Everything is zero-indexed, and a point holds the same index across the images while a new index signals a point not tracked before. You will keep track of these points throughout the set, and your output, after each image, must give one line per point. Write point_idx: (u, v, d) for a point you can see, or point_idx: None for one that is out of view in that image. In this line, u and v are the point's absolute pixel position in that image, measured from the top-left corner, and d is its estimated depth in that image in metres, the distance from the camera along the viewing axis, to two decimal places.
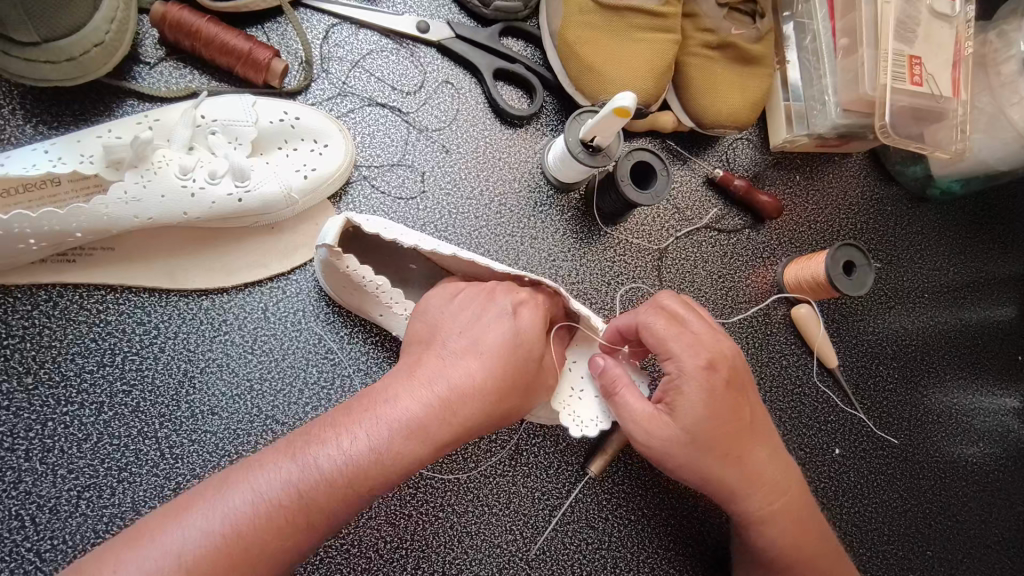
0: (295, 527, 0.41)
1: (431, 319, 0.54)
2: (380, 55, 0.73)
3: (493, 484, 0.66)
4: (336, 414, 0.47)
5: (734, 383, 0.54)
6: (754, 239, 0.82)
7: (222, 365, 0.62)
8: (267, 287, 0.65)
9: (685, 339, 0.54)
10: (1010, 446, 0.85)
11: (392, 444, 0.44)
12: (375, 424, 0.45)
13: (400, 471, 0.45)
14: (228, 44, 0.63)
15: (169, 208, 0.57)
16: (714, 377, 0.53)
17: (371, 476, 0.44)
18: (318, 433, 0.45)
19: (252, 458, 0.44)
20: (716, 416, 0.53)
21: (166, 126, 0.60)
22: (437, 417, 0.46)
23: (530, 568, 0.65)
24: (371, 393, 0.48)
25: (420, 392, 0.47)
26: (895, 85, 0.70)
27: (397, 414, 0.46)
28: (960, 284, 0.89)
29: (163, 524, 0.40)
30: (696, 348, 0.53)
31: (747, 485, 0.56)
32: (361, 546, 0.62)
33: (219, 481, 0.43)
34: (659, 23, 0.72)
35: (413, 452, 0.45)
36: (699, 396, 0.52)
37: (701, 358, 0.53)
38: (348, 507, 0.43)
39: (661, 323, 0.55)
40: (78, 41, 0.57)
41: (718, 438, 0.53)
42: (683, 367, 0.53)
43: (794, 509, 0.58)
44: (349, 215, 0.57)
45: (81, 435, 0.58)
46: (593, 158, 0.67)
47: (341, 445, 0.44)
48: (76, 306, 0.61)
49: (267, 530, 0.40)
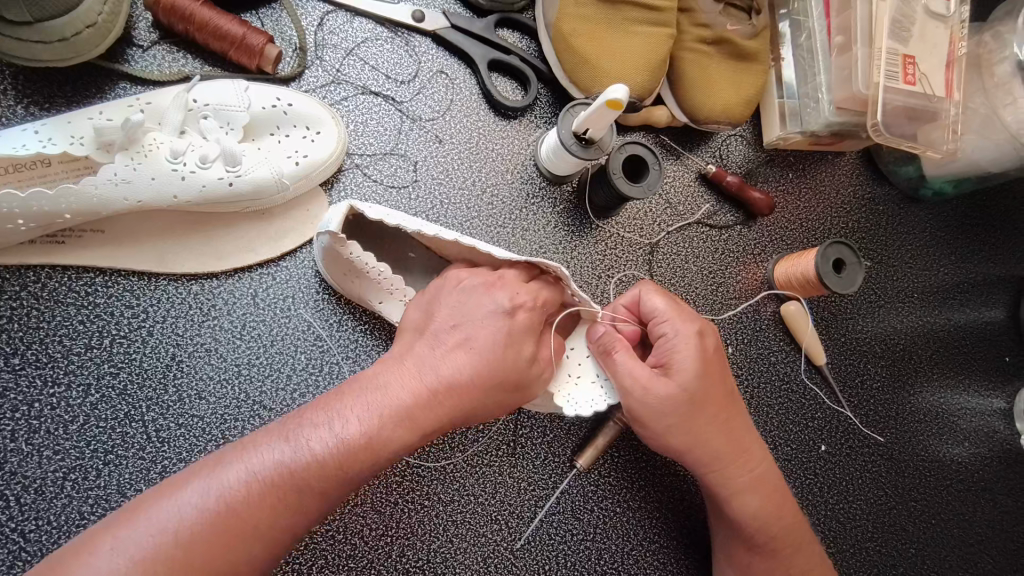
0: (288, 507, 0.42)
1: (427, 307, 0.53)
2: (376, 43, 0.73)
3: (479, 473, 0.66)
4: (328, 398, 0.47)
5: (721, 359, 0.59)
6: (746, 235, 0.82)
7: (210, 349, 0.62)
8: (257, 273, 0.65)
9: (683, 311, 0.58)
10: (996, 446, 0.85)
11: (383, 427, 0.45)
12: (365, 410, 0.45)
13: (388, 456, 0.45)
14: (222, 28, 0.63)
15: (159, 191, 0.57)
16: (706, 346, 0.57)
17: (364, 458, 0.44)
18: (311, 417, 0.45)
19: (245, 439, 0.45)
20: (707, 380, 0.56)
21: (157, 109, 0.60)
22: (428, 402, 0.47)
23: (514, 558, 0.65)
24: (361, 377, 0.48)
25: (411, 376, 0.48)
26: (888, 84, 0.70)
27: (389, 397, 0.46)
28: (950, 285, 0.89)
29: (157, 500, 0.40)
30: (694, 319, 0.58)
31: (731, 450, 0.58)
32: (346, 533, 0.62)
33: (212, 460, 0.43)
34: (655, 17, 0.72)
35: (405, 437, 0.46)
36: (694, 361, 0.56)
37: (697, 326, 0.57)
38: (339, 489, 0.44)
39: (662, 299, 0.58)
40: (72, 22, 0.57)
41: (708, 400, 0.56)
42: (681, 331, 0.57)
43: (773, 484, 0.61)
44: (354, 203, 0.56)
45: (68, 417, 0.58)
46: (585, 150, 0.67)
47: (334, 429, 0.44)
48: (64, 288, 0.60)
49: (262, 508, 0.41)
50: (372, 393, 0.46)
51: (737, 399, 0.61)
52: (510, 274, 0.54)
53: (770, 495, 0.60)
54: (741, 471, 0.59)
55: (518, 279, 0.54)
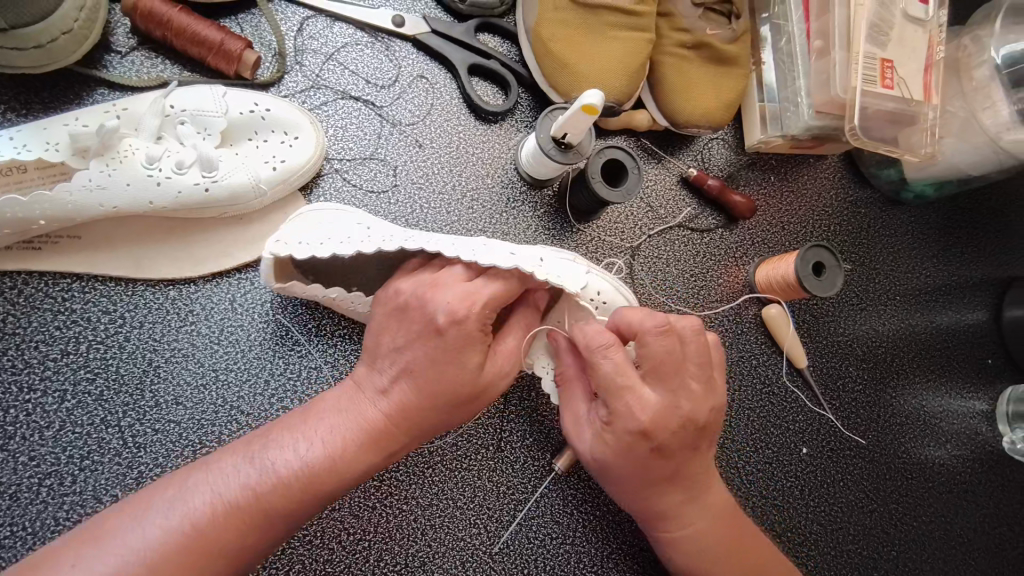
0: (253, 526, 0.43)
1: (376, 327, 0.53)
2: (355, 49, 0.73)
3: (458, 477, 0.67)
4: (290, 419, 0.49)
5: (670, 449, 0.52)
6: (727, 238, 0.82)
7: (187, 355, 0.63)
8: (235, 277, 0.65)
9: (631, 399, 0.51)
10: (978, 448, 0.86)
11: (346, 448, 0.47)
12: (328, 433, 0.47)
13: (351, 475, 0.47)
14: (199, 34, 0.63)
15: (134, 197, 0.58)
16: (641, 443, 0.51)
17: (328, 478, 0.46)
18: (276, 438, 0.47)
19: (210, 458, 0.46)
20: (632, 464, 0.52)
21: (134, 116, 0.60)
22: (391, 423, 0.49)
23: (493, 562, 0.65)
24: (326, 400, 0.50)
25: (370, 400, 0.49)
26: (866, 88, 0.70)
27: (351, 420, 0.48)
28: (932, 287, 0.89)
29: (123, 520, 0.42)
30: (640, 412, 0.51)
31: (661, 514, 0.55)
32: (324, 537, 0.62)
33: (177, 480, 0.45)
34: (633, 22, 0.73)
35: (367, 457, 0.48)
36: (615, 447, 0.52)
37: (636, 423, 0.51)
38: (303, 508, 0.45)
39: (612, 368, 0.52)
40: (47, 28, 0.57)
41: (632, 478, 0.53)
42: (615, 417, 0.52)
43: (719, 551, 0.56)
44: (273, 252, 0.56)
45: (43, 423, 0.59)
46: (565, 154, 0.67)
47: (298, 450, 0.46)
48: (41, 294, 0.61)
49: (227, 526, 0.42)
50: (334, 416, 0.48)
51: (692, 469, 0.55)
52: (450, 274, 0.52)
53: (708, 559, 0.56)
54: (675, 529, 0.56)
55: (458, 280, 0.52)
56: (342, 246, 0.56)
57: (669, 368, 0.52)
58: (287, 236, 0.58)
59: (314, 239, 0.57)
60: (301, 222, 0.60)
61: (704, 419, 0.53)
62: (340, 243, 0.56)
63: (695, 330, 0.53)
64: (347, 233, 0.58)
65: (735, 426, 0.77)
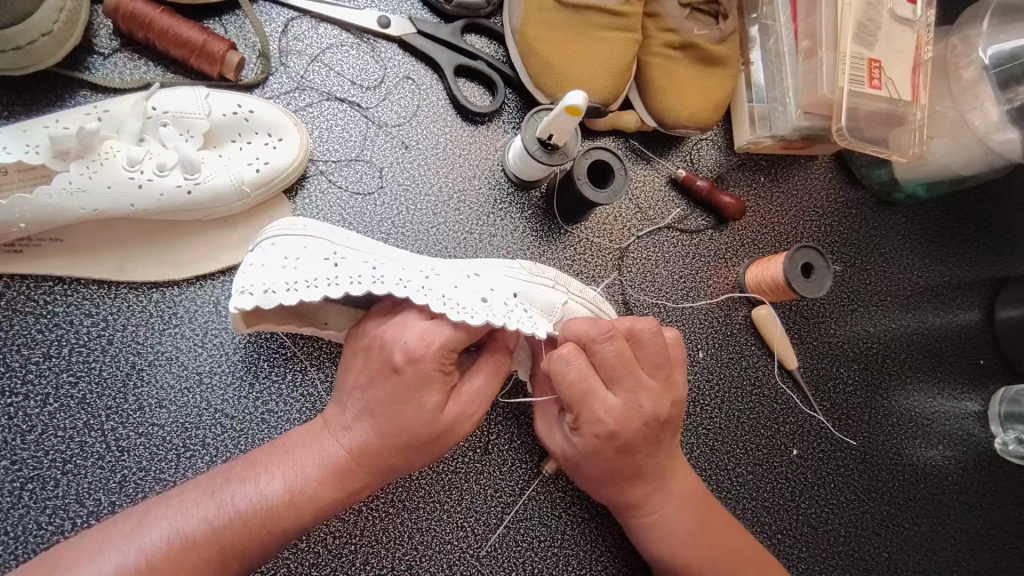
0: (208, 563, 0.43)
1: (346, 359, 0.54)
2: (341, 50, 0.73)
3: (445, 480, 0.66)
4: (256, 454, 0.50)
5: (635, 447, 0.54)
6: (717, 239, 0.82)
7: (170, 358, 0.62)
8: (219, 280, 0.64)
9: (597, 406, 0.53)
10: (970, 449, 0.85)
11: (308, 484, 0.47)
12: (292, 469, 0.48)
13: (313, 512, 0.47)
14: (181, 35, 0.63)
15: (115, 199, 0.57)
16: (607, 445, 0.53)
17: (287, 514, 0.46)
18: (239, 474, 0.47)
19: (172, 493, 0.47)
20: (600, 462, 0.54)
21: (116, 117, 0.60)
22: (353, 458, 0.49)
23: (480, 566, 0.65)
24: (294, 436, 0.51)
25: (335, 436, 0.50)
26: (854, 88, 0.70)
27: (315, 457, 0.49)
28: (924, 288, 0.89)
29: (79, 555, 0.42)
30: (605, 416, 0.52)
31: (632, 506, 0.57)
32: (309, 541, 0.62)
33: (137, 514, 0.45)
34: (618, 22, 0.73)
35: (328, 495, 0.48)
36: (583, 446, 0.54)
37: (604, 427, 0.53)
38: (261, 547, 0.46)
39: (574, 375, 0.52)
40: (25, 30, 0.57)
41: (600, 475, 0.55)
42: (582, 424, 0.53)
43: (694, 540, 0.57)
44: (239, 307, 0.53)
45: (26, 426, 0.58)
46: (550, 156, 0.67)
47: (259, 486, 0.46)
48: (22, 297, 0.60)
49: (182, 562, 0.42)
50: (300, 452, 0.49)
51: (658, 462, 0.56)
52: (410, 311, 0.53)
53: (686, 549, 0.56)
54: (647, 518, 0.57)
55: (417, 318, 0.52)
56: (309, 292, 0.54)
57: (625, 370, 0.53)
58: (251, 285, 0.54)
59: (279, 283, 0.54)
60: (263, 255, 0.56)
61: (665, 415, 0.55)
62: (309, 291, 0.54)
63: (645, 330, 0.55)
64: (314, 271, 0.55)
65: (725, 428, 0.77)
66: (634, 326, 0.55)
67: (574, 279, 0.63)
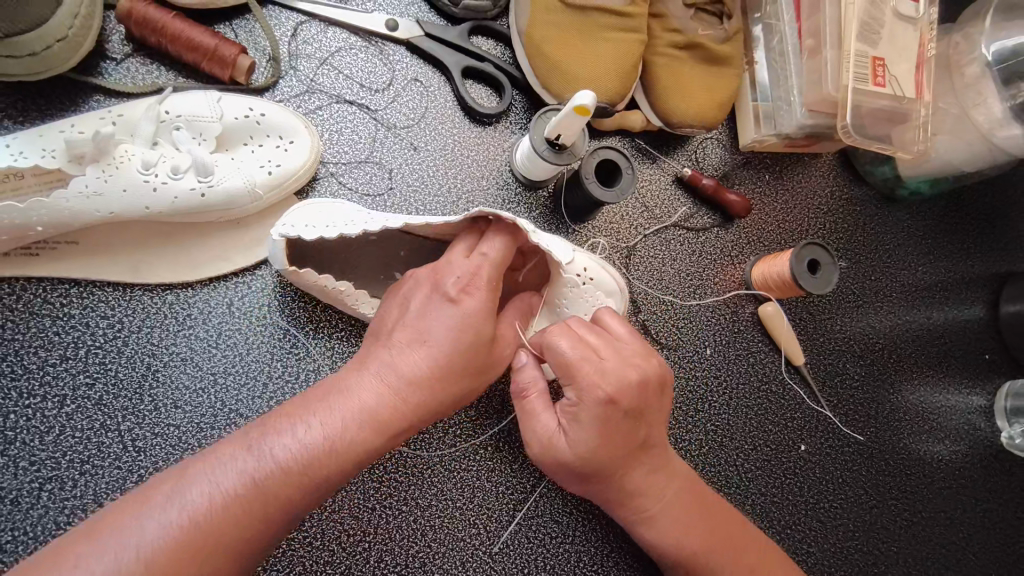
0: (253, 517, 0.43)
1: (381, 313, 0.55)
2: (349, 52, 0.74)
3: (457, 478, 0.67)
4: (288, 406, 0.49)
5: (638, 414, 0.52)
6: (723, 237, 0.82)
7: (185, 359, 0.63)
8: (231, 282, 0.65)
9: (593, 369, 0.51)
10: (976, 443, 0.86)
11: (346, 431, 0.47)
12: (329, 416, 0.47)
13: (355, 458, 0.47)
14: (193, 40, 0.64)
15: (130, 202, 0.58)
16: (613, 412, 0.51)
17: (330, 464, 0.46)
18: (274, 427, 0.46)
19: (205, 451, 0.46)
20: (610, 439, 0.52)
21: (129, 122, 0.61)
22: (393, 404, 0.49)
23: (493, 562, 0.66)
24: (326, 386, 0.50)
25: (372, 380, 0.49)
26: (858, 86, 0.71)
27: (352, 403, 0.48)
28: (929, 284, 0.89)
29: (116, 519, 0.41)
30: (603, 382, 0.51)
31: (634, 492, 0.56)
32: (324, 539, 0.62)
33: (173, 475, 0.44)
34: (624, 23, 0.73)
35: (369, 440, 0.47)
36: (589, 429, 0.51)
37: (604, 392, 0.50)
38: (303, 498, 0.45)
39: (569, 345, 0.52)
40: (41, 37, 0.57)
41: (610, 458, 0.52)
42: (582, 394, 0.51)
43: (692, 529, 0.57)
44: (280, 233, 0.57)
45: (43, 428, 0.59)
46: (558, 155, 0.67)
47: (297, 436, 0.46)
48: (39, 300, 0.61)
49: (227, 519, 0.42)
50: (336, 399, 0.48)
51: (654, 442, 0.56)
52: (457, 248, 0.56)
53: (682, 542, 0.57)
54: (647, 509, 0.56)
55: (463, 255, 0.55)
56: (347, 229, 0.56)
57: (608, 341, 0.54)
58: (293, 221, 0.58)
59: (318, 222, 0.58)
60: (303, 209, 0.61)
61: (657, 376, 0.54)
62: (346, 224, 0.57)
63: (608, 314, 0.57)
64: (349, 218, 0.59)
65: (734, 425, 0.78)
66: (597, 313, 0.57)
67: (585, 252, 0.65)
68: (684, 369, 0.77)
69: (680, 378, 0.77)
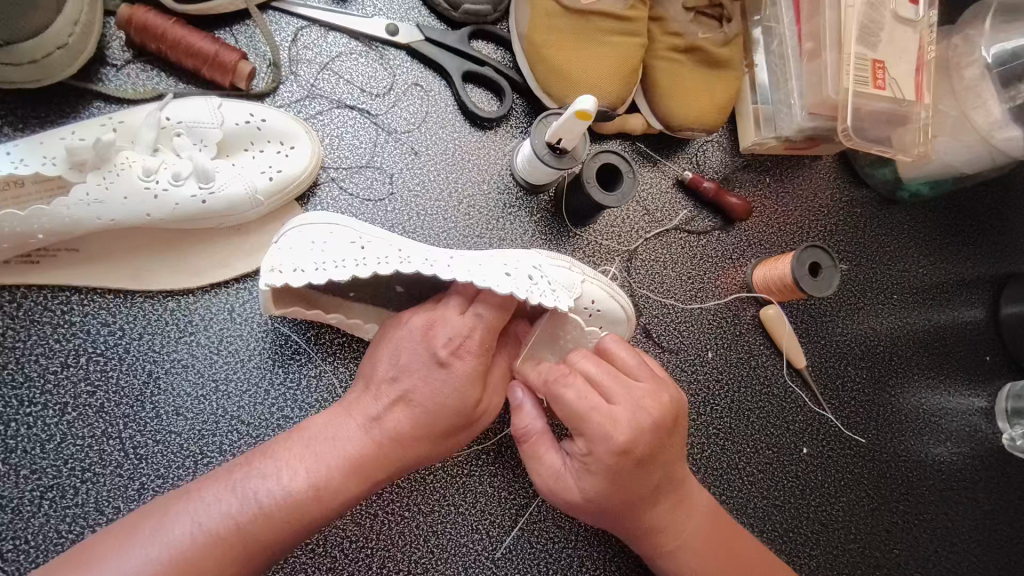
0: (233, 558, 0.44)
1: (374, 353, 0.55)
2: (350, 57, 0.74)
3: (459, 483, 0.67)
4: (275, 445, 0.50)
5: (652, 456, 0.52)
6: (724, 240, 0.82)
7: (187, 365, 0.63)
8: (233, 288, 0.65)
9: (603, 418, 0.51)
10: (977, 445, 0.86)
11: (330, 477, 0.48)
12: (314, 460, 0.48)
13: (336, 505, 0.48)
14: (193, 46, 0.64)
15: (131, 209, 0.58)
16: (625, 461, 0.51)
17: (310, 509, 0.46)
18: (259, 467, 0.47)
19: (191, 486, 0.47)
20: (622, 483, 0.52)
21: (130, 128, 0.61)
22: (376, 452, 0.49)
23: (495, 567, 0.66)
24: (314, 427, 0.51)
25: (359, 428, 0.50)
26: (858, 89, 0.71)
27: (337, 449, 0.49)
28: (930, 285, 0.89)
29: (103, 553, 0.43)
30: (616, 432, 0.51)
31: (657, 527, 0.55)
32: (326, 546, 0.62)
33: (160, 508, 0.45)
34: (624, 27, 0.73)
35: (351, 487, 0.48)
36: (602, 477, 0.51)
37: (614, 443, 0.50)
38: (284, 540, 0.46)
39: (577, 394, 0.52)
40: (41, 44, 0.57)
41: (625, 502, 0.53)
42: (593, 443, 0.51)
43: (713, 555, 0.57)
44: (268, 283, 0.54)
45: (45, 435, 0.59)
46: (559, 160, 0.67)
47: (280, 479, 0.46)
48: (40, 308, 0.61)
49: (205, 560, 0.43)
50: (321, 442, 0.49)
51: (672, 476, 0.56)
52: (450, 301, 0.55)
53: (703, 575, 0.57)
54: (668, 544, 0.56)
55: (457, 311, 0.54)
56: (338, 274, 0.54)
57: (618, 384, 0.53)
58: (280, 264, 0.55)
59: (307, 262, 0.55)
60: (292, 239, 0.57)
61: (669, 415, 0.54)
62: (335, 267, 0.54)
63: (614, 342, 0.57)
64: (341, 254, 0.56)
65: (736, 427, 0.78)
66: (603, 343, 0.57)
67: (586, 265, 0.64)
68: (685, 373, 0.77)
69: (682, 381, 0.77)
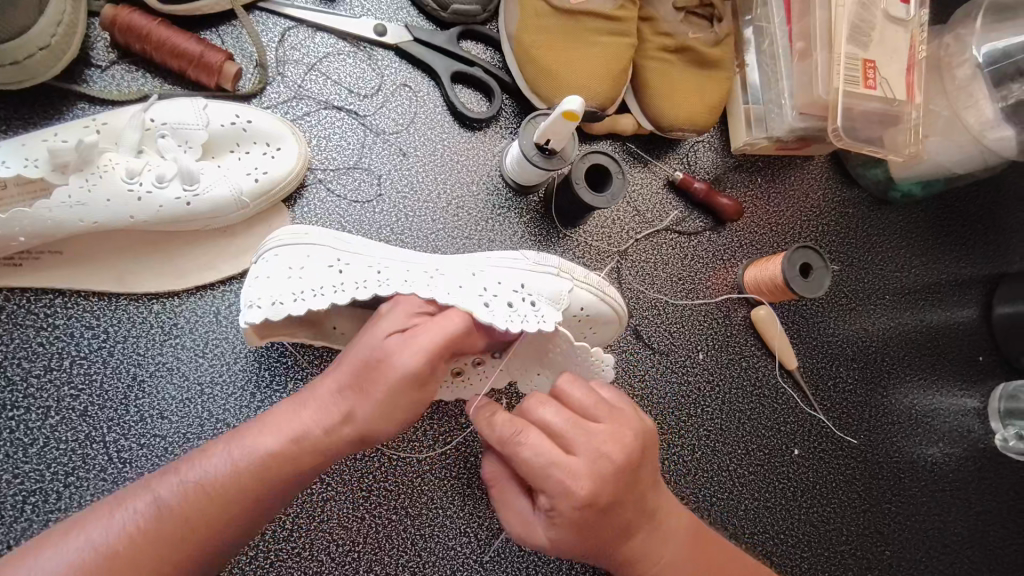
0: (157, 542, 0.42)
1: None
2: (337, 58, 0.73)
3: (448, 486, 0.66)
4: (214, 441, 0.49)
5: (617, 503, 0.49)
6: (716, 241, 0.82)
7: (172, 369, 0.62)
8: (219, 290, 0.65)
9: (559, 475, 0.47)
10: (971, 446, 0.85)
11: (259, 453, 0.46)
12: (243, 441, 0.46)
13: (270, 482, 0.46)
14: (178, 47, 0.63)
15: (115, 212, 0.58)
16: (589, 512, 0.48)
17: (239, 487, 0.45)
18: (191, 457, 0.46)
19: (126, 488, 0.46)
20: (591, 532, 0.49)
21: (114, 130, 0.60)
22: (308, 424, 0.47)
23: (484, 571, 0.65)
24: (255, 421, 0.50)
25: (293, 406, 0.48)
26: (848, 89, 0.70)
27: (268, 428, 0.47)
28: (922, 286, 0.89)
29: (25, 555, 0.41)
30: (576, 485, 0.47)
31: (635, 559, 0.52)
32: (313, 550, 0.62)
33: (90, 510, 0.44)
34: (613, 27, 0.73)
35: (285, 461, 0.46)
36: (568, 528, 0.48)
37: (574, 499, 0.47)
38: (216, 521, 0.44)
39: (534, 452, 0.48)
40: (23, 45, 0.57)
41: (595, 547, 0.50)
42: (553, 499, 0.47)
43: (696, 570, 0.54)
44: (248, 320, 0.54)
45: (27, 440, 0.58)
46: (547, 161, 0.67)
47: (208, 463, 0.45)
48: (23, 311, 0.60)
49: (127, 545, 0.41)
50: (253, 425, 0.48)
51: (643, 508, 0.52)
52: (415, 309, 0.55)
53: None
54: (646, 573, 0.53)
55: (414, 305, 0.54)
56: (318, 303, 0.54)
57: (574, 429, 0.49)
58: (258, 297, 0.54)
59: (285, 293, 0.54)
60: (268, 266, 0.57)
61: (633, 451, 0.50)
62: (314, 297, 0.54)
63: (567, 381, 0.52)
64: (320, 279, 0.55)
65: (727, 428, 0.77)
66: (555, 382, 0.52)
67: (576, 265, 0.65)
68: (677, 374, 0.77)
69: (673, 383, 0.77)
